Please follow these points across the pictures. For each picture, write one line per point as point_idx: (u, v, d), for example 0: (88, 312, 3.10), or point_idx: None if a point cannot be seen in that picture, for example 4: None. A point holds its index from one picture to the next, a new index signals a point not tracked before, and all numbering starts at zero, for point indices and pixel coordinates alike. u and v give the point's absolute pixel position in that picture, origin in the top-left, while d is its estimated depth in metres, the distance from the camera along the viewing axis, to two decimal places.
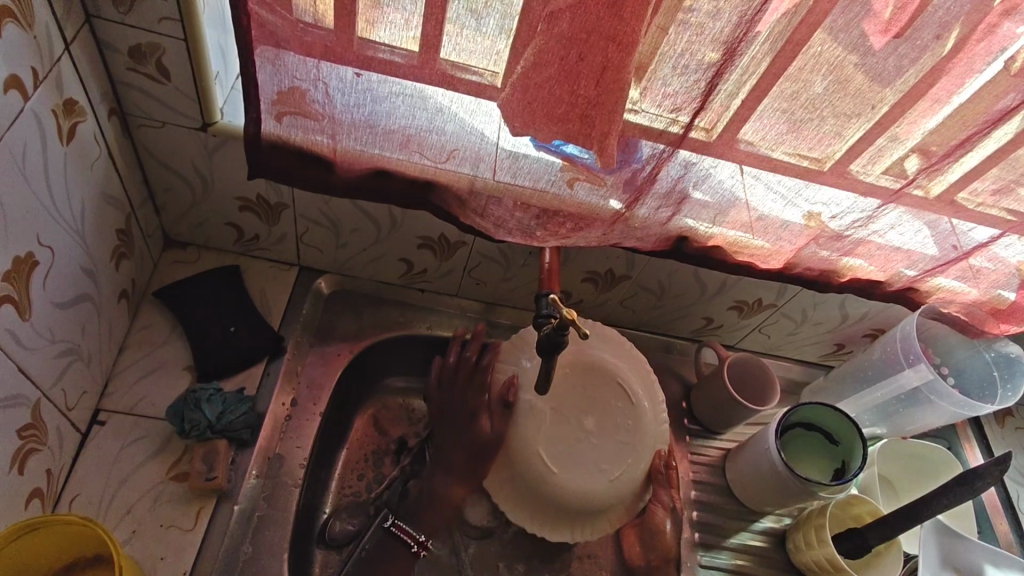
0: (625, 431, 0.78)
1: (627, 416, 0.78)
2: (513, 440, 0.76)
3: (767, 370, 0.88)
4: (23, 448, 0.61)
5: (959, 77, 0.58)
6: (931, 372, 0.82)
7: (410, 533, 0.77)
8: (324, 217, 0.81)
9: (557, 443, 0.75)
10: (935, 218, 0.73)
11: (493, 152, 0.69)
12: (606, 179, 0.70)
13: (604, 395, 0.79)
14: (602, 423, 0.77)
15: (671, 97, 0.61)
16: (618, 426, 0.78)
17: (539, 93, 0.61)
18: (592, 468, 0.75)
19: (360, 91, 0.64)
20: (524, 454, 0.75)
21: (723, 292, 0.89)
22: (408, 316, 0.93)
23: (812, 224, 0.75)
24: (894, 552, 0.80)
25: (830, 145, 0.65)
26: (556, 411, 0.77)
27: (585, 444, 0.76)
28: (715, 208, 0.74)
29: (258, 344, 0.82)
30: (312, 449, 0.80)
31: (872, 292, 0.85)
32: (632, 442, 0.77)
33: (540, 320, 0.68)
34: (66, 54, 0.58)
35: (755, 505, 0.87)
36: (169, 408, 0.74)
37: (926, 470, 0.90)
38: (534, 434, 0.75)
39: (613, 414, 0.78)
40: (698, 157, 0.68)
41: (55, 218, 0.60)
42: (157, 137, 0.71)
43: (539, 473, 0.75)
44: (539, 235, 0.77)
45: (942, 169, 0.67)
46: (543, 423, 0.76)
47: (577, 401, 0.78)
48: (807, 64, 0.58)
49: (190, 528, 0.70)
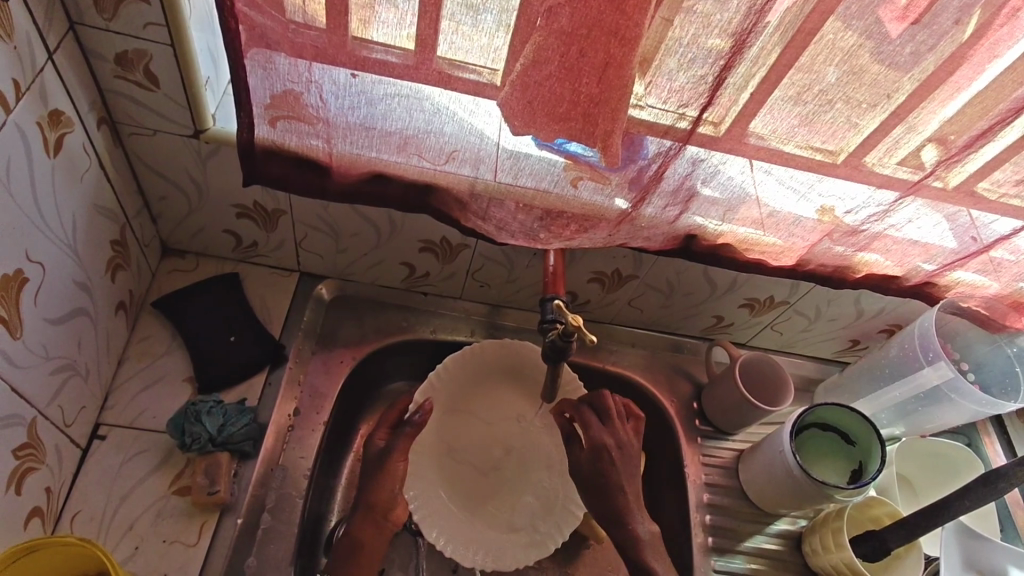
0: (501, 493, 0.84)
1: (485, 503, 0.83)
2: (486, 403, 0.87)
3: (779, 369, 0.85)
4: (20, 468, 0.60)
5: (979, 64, 0.55)
6: (951, 369, 0.79)
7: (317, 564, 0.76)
8: (323, 223, 0.79)
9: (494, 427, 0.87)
10: (954, 211, 0.70)
11: (494, 153, 0.67)
12: (612, 178, 0.68)
13: (479, 489, 0.84)
14: (489, 479, 0.84)
15: (677, 93, 0.59)
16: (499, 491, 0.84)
17: (540, 91, 0.58)
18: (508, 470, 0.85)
19: (355, 93, 0.62)
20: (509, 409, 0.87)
21: (734, 290, 0.87)
22: (411, 320, 0.91)
23: (825, 219, 0.72)
24: (914, 555, 0.78)
25: (844, 138, 0.62)
26: (455, 451, 0.85)
27: (496, 479, 0.85)
28: (724, 205, 0.72)
29: (258, 353, 0.81)
30: (316, 459, 0.79)
31: (887, 287, 0.82)
32: (511, 499, 0.84)
33: (544, 325, 0.65)
34: (49, 63, 0.56)
35: (770, 507, 0.85)
36: (171, 422, 0.73)
37: (943, 469, 0.88)
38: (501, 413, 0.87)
39: (489, 489, 0.84)
40: (706, 153, 0.65)
41: (45, 234, 0.59)
42: (149, 146, 0.70)
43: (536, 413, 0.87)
44: (542, 237, 0.75)
45: (961, 160, 0.64)
46: (480, 424, 0.86)
47: (478, 473, 0.84)
48: (819, 55, 0.55)
49: (194, 544, 0.69)
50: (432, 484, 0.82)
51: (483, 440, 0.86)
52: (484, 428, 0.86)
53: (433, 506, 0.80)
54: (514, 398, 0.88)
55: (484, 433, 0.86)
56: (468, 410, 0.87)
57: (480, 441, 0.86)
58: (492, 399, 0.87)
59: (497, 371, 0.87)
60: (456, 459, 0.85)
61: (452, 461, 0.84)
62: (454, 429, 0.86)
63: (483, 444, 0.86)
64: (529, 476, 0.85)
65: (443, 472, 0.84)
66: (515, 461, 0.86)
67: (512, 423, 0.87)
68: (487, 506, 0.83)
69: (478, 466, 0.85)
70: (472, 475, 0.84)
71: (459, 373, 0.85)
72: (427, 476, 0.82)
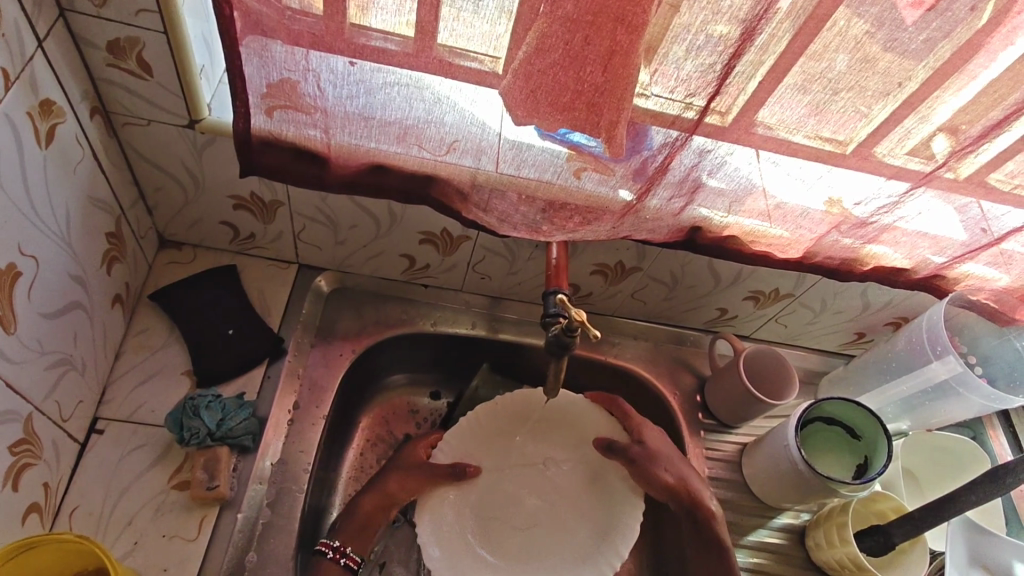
0: (543, 540, 0.80)
1: (528, 548, 0.79)
2: (508, 448, 0.84)
3: (784, 362, 0.84)
4: (16, 463, 0.59)
5: (995, 52, 0.53)
6: (960, 364, 0.78)
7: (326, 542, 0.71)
8: (322, 215, 0.78)
9: (517, 475, 0.83)
10: (966, 203, 0.69)
11: (495, 143, 0.65)
12: (615, 169, 0.67)
13: (518, 539, 0.80)
14: (523, 528, 0.80)
15: (685, 82, 0.57)
16: (538, 538, 0.80)
17: (543, 80, 0.57)
18: (540, 517, 0.81)
19: (353, 82, 0.60)
20: (529, 453, 0.84)
21: (739, 282, 0.86)
22: (411, 313, 0.90)
23: (833, 210, 0.71)
24: (919, 549, 0.77)
25: (855, 127, 0.61)
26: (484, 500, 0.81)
27: (535, 529, 0.81)
28: (730, 197, 0.70)
29: (257, 346, 0.80)
30: (316, 453, 0.79)
31: (895, 279, 0.81)
32: (552, 544, 0.79)
33: (546, 320, 0.64)
34: (39, 51, 0.54)
35: (773, 501, 0.84)
36: (169, 416, 0.72)
37: (949, 464, 0.86)
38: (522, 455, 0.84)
39: (527, 536, 0.80)
40: (713, 143, 0.64)
41: (37, 227, 0.58)
42: (144, 136, 0.68)
43: (554, 448, 0.84)
44: (544, 230, 0.74)
45: (973, 151, 0.62)
46: (503, 471, 0.83)
47: (513, 522, 0.80)
48: (830, 43, 0.53)
49: (194, 539, 0.69)
50: (453, 530, 0.77)
51: (510, 498, 0.82)
52: (510, 475, 0.83)
53: (458, 560, 0.76)
54: (539, 441, 0.85)
55: (511, 482, 0.83)
56: (493, 457, 0.83)
57: (511, 490, 0.82)
58: (513, 444, 0.84)
59: (521, 416, 0.84)
60: (491, 523, 0.80)
61: (480, 508, 0.80)
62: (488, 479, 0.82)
63: (512, 505, 0.81)
64: (564, 517, 0.81)
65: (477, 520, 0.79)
66: (551, 517, 0.81)
67: (538, 465, 0.84)
68: (532, 553, 0.79)
69: (508, 512, 0.81)
70: (507, 522, 0.80)
71: (486, 421, 0.83)
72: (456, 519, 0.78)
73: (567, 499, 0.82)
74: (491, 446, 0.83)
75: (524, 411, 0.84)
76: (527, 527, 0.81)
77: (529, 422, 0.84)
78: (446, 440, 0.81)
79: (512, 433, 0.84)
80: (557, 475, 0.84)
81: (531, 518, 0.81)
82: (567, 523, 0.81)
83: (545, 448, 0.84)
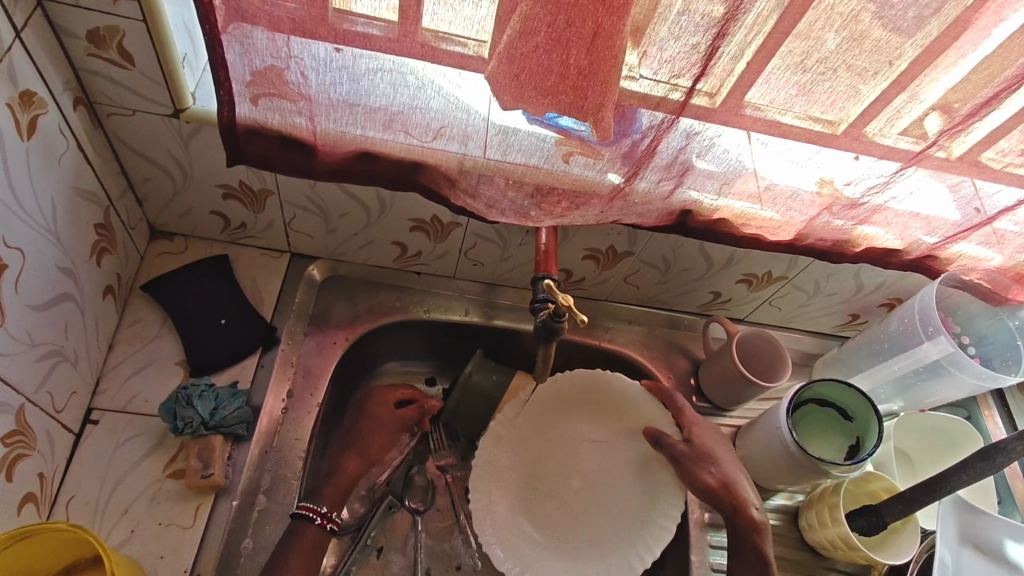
0: (588, 519, 0.82)
1: (574, 526, 0.82)
2: (551, 430, 0.86)
3: (777, 345, 0.84)
4: (10, 454, 0.59)
5: (984, 28, 0.53)
6: (951, 345, 0.78)
7: (312, 507, 0.73)
8: (312, 203, 0.78)
9: (560, 455, 0.86)
10: (958, 181, 0.68)
11: (483, 128, 0.65)
12: (604, 152, 0.66)
13: (564, 517, 0.82)
14: (569, 506, 0.83)
15: (669, 63, 0.57)
16: (584, 516, 0.83)
17: (527, 63, 0.56)
18: (586, 497, 0.84)
19: (337, 69, 0.60)
20: (572, 434, 0.86)
21: (731, 266, 0.86)
22: (404, 299, 0.90)
23: (825, 191, 0.70)
24: (910, 529, 0.78)
25: (844, 107, 0.60)
26: (528, 481, 0.84)
27: (580, 507, 0.83)
28: (720, 178, 0.70)
29: (248, 335, 0.80)
30: (310, 440, 0.80)
31: (887, 260, 0.80)
32: (596, 523, 0.82)
33: (535, 306, 0.64)
34: (17, 42, 0.54)
35: (767, 483, 0.84)
36: (162, 406, 0.72)
37: (943, 443, 0.87)
38: (566, 436, 0.86)
39: (573, 513, 0.83)
40: (701, 125, 0.63)
41: (22, 219, 0.58)
42: (130, 127, 0.68)
43: (597, 427, 0.86)
44: (533, 215, 0.74)
45: (964, 129, 0.61)
46: (545, 453, 0.85)
47: (557, 501, 0.83)
48: (818, 20, 0.52)
49: (190, 526, 0.69)
50: (505, 519, 0.81)
51: (555, 479, 0.84)
52: (554, 456, 0.85)
53: (514, 544, 0.79)
54: (581, 422, 0.86)
55: (554, 463, 0.85)
56: (535, 440, 0.85)
57: (554, 470, 0.85)
58: (557, 426, 0.86)
59: (566, 399, 0.86)
60: (536, 505, 0.83)
61: (523, 490, 0.83)
62: (530, 461, 0.85)
63: (557, 485, 0.84)
64: (608, 496, 0.83)
65: (523, 501, 0.83)
66: (591, 500, 0.83)
67: (581, 446, 0.86)
68: (580, 531, 0.82)
69: (553, 492, 0.84)
70: (553, 502, 0.83)
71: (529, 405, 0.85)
72: (498, 501, 0.81)
73: (610, 480, 0.84)
74: (536, 430, 0.86)
75: (568, 394, 0.86)
76: (572, 506, 0.83)
77: (580, 404, 0.86)
78: (492, 422, 0.83)
79: (551, 417, 0.86)
80: (598, 455, 0.85)
81: (576, 497, 0.84)
82: (611, 502, 0.83)
83: (585, 429, 0.86)
